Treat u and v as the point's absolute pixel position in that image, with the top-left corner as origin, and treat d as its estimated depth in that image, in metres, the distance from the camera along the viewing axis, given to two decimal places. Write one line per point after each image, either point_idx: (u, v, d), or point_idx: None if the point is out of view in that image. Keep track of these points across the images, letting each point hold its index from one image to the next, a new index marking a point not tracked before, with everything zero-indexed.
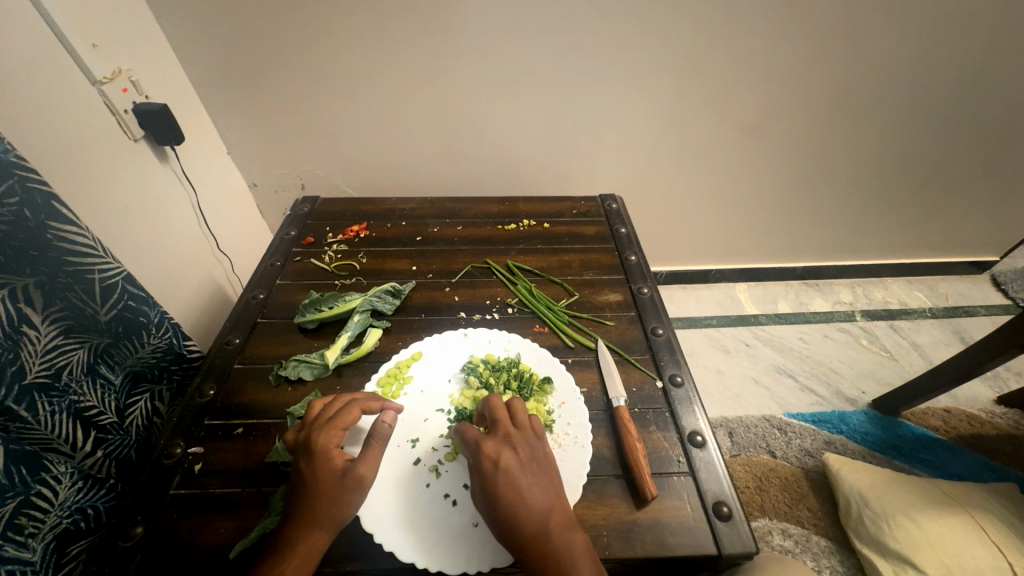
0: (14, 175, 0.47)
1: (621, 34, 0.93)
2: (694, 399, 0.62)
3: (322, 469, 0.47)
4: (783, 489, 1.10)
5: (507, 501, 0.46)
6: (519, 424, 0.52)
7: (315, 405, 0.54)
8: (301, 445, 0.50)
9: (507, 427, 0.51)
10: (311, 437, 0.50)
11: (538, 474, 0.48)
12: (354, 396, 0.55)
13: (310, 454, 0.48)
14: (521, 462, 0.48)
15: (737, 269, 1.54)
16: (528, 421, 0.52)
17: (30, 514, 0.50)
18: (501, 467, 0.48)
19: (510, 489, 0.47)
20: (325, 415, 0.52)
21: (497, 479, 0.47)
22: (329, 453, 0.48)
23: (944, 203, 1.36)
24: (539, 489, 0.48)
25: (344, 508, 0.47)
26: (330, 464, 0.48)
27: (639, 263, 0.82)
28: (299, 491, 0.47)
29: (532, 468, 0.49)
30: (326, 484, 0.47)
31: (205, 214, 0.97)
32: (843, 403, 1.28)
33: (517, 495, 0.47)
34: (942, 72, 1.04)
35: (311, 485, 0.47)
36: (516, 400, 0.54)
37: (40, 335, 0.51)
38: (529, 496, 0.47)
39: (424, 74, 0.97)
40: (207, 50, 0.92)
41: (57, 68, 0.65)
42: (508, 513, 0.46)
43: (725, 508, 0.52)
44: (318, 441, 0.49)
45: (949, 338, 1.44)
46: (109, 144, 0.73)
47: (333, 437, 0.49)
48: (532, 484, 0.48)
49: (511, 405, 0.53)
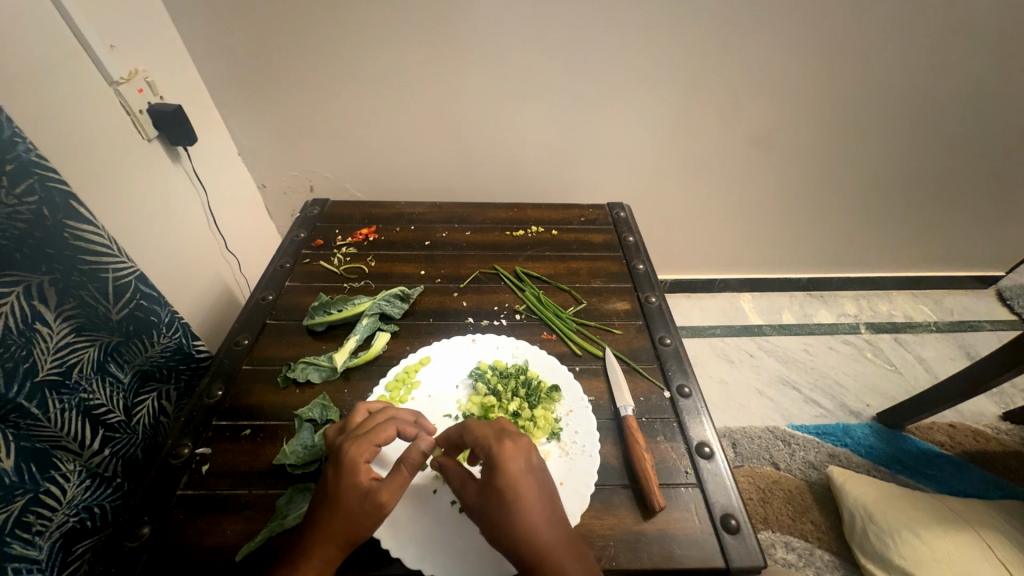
0: (34, 174, 0.47)
1: (630, 44, 0.94)
2: (702, 410, 0.62)
3: (347, 483, 0.47)
4: (786, 502, 1.09)
5: (508, 500, 0.45)
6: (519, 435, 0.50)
7: (359, 413, 0.54)
8: (334, 452, 0.50)
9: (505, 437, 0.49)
10: (344, 447, 0.49)
11: (539, 480, 0.47)
12: (395, 412, 0.53)
13: (338, 464, 0.48)
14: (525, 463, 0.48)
15: (742, 278, 1.54)
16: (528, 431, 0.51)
17: (38, 512, 0.50)
18: (507, 467, 0.46)
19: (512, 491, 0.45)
20: (364, 427, 0.51)
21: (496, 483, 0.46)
22: (355, 468, 0.48)
23: (950, 218, 1.36)
24: (541, 493, 0.47)
25: (360, 528, 0.46)
26: (355, 480, 0.47)
27: (647, 272, 0.82)
28: (323, 501, 0.47)
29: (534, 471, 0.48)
30: (348, 500, 0.46)
31: (214, 214, 0.97)
32: (847, 415, 1.27)
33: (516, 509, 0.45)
34: (948, 88, 1.05)
35: (334, 497, 0.47)
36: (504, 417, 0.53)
37: (53, 332, 0.51)
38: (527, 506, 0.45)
39: (435, 79, 0.98)
40: (221, 53, 0.93)
41: (74, 67, 0.65)
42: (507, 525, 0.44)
43: (733, 521, 0.52)
44: (349, 453, 0.48)
45: (954, 353, 1.43)
46: (122, 142, 0.73)
47: (364, 452, 0.48)
48: (536, 483, 0.47)
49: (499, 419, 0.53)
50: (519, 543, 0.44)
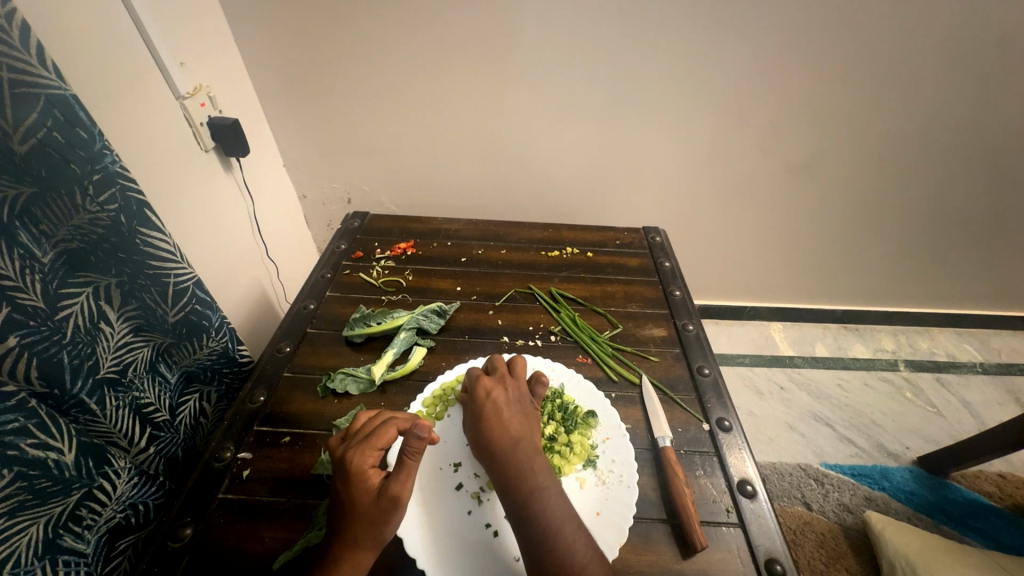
0: (116, 184, 0.51)
1: (671, 72, 0.96)
2: (743, 444, 0.60)
3: (359, 489, 0.47)
4: (819, 546, 1.04)
5: (493, 413, 0.56)
6: (515, 373, 0.61)
7: (358, 418, 0.54)
8: (338, 462, 0.50)
9: (503, 372, 0.61)
10: (347, 455, 0.49)
11: (518, 410, 0.57)
12: (392, 414, 0.54)
13: (346, 474, 0.48)
14: (507, 392, 0.58)
15: (773, 307, 1.50)
16: (524, 372, 0.61)
17: (90, 506, 0.51)
18: (496, 392, 0.58)
19: (488, 409, 0.56)
20: (363, 432, 0.52)
21: (476, 398, 0.58)
22: (364, 472, 0.48)
23: (997, 257, 1.31)
24: (523, 416, 0.57)
25: (383, 528, 0.47)
26: (367, 485, 0.48)
27: (683, 298, 0.81)
28: (339, 510, 0.48)
29: (515, 400, 0.58)
30: (363, 503, 0.47)
31: (258, 222, 1.01)
32: (885, 457, 1.21)
33: (499, 421, 0.55)
34: (997, 124, 1.02)
35: (348, 506, 0.47)
36: (517, 358, 0.64)
37: (114, 332, 0.54)
38: (508, 421, 0.55)
39: (479, 100, 1.01)
40: (277, 71, 0.98)
41: (148, 81, 0.70)
42: (489, 431, 0.54)
43: (778, 566, 0.50)
44: (354, 461, 0.49)
45: (1002, 397, 1.35)
46: (185, 152, 0.78)
47: (369, 457, 0.49)
48: (519, 408, 0.57)
49: (511, 360, 0.64)
50: (497, 444, 0.53)
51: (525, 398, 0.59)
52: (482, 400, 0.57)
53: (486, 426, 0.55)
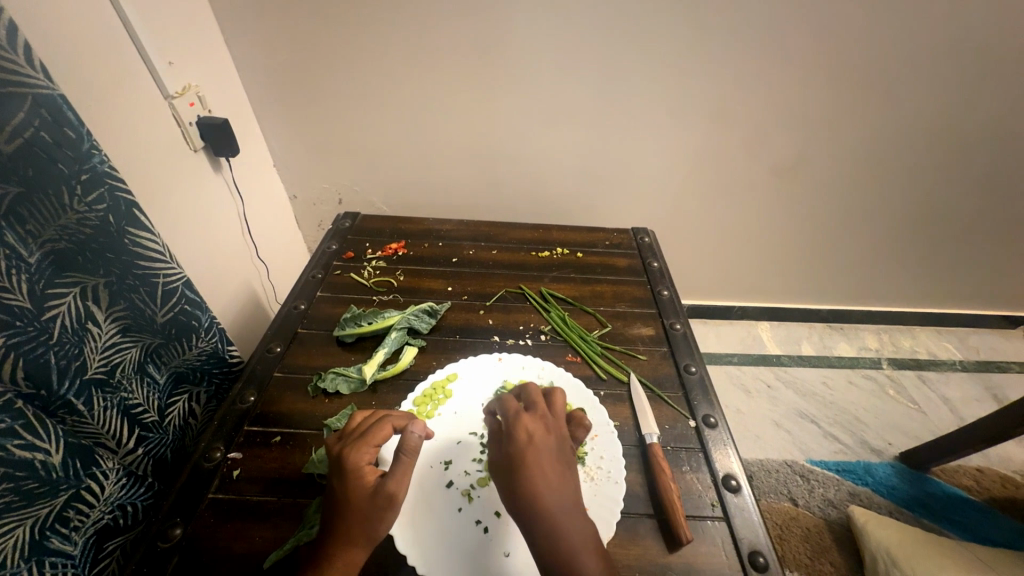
0: (105, 184, 0.50)
1: (659, 75, 0.97)
2: (728, 441, 0.62)
3: (354, 486, 0.48)
4: (805, 541, 1.06)
5: (534, 460, 0.48)
6: (555, 410, 0.53)
7: (354, 417, 0.55)
8: (334, 460, 0.50)
9: (543, 408, 0.53)
10: (343, 453, 0.50)
11: (561, 459, 0.49)
12: (387, 413, 0.55)
13: (342, 470, 0.49)
14: (548, 437, 0.50)
15: (760, 307, 1.52)
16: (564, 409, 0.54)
17: (77, 507, 0.51)
18: (537, 437, 0.50)
19: (529, 460, 0.48)
20: (359, 431, 0.52)
21: (513, 440, 0.50)
22: (360, 469, 0.49)
23: (975, 257, 1.35)
24: (563, 463, 0.49)
25: (377, 527, 0.47)
26: (362, 481, 0.48)
27: (671, 298, 0.83)
28: (333, 507, 0.48)
29: (556, 446, 0.50)
30: (357, 500, 0.47)
31: (248, 222, 1.00)
32: (868, 453, 1.24)
33: (540, 471, 0.47)
34: (973, 128, 1.06)
35: (343, 502, 0.48)
36: (556, 390, 0.55)
37: (102, 332, 0.54)
38: (548, 469, 0.48)
39: (470, 101, 1.02)
40: (267, 71, 0.98)
41: (136, 80, 0.69)
42: (528, 481, 0.47)
43: (761, 558, 0.51)
44: (350, 457, 0.49)
45: (980, 394, 1.39)
46: (174, 152, 0.77)
47: (365, 454, 0.50)
48: (561, 455, 0.50)
49: (548, 391, 0.56)
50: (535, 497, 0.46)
51: (567, 444, 0.51)
52: (522, 447, 0.49)
53: (526, 476, 0.47)
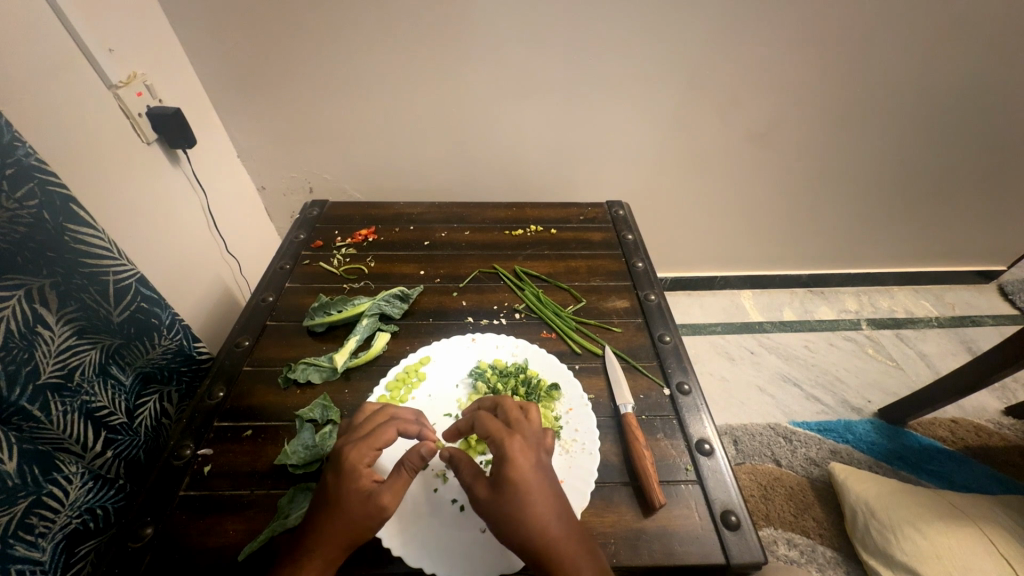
0: (34, 178, 0.47)
1: (628, 42, 0.94)
2: (702, 406, 0.62)
3: (349, 487, 0.46)
4: (788, 498, 1.09)
5: (522, 491, 0.45)
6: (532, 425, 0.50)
7: (364, 412, 0.54)
8: (336, 453, 0.49)
9: (522, 427, 0.49)
10: (345, 449, 0.48)
11: (548, 482, 0.47)
12: (394, 413, 0.52)
13: (341, 468, 0.47)
14: (528, 455, 0.47)
15: (742, 276, 1.53)
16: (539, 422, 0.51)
17: (41, 514, 0.50)
18: (520, 464, 0.46)
19: (506, 488, 0.45)
20: (364, 429, 0.50)
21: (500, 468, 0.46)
22: (358, 471, 0.47)
23: (950, 214, 1.36)
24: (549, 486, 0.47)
25: (363, 531, 0.46)
26: (357, 485, 0.46)
27: (646, 270, 0.82)
28: (324, 506, 0.46)
29: (538, 465, 0.47)
30: (351, 502, 0.46)
31: (213, 216, 0.97)
32: (849, 412, 1.27)
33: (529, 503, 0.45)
34: (945, 84, 1.05)
35: (335, 501, 0.46)
36: (531, 406, 0.53)
37: (55, 335, 0.51)
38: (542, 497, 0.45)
39: (436, 79, 0.98)
40: (220, 57, 0.93)
41: (72, 69, 0.65)
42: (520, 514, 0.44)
43: (733, 517, 0.52)
44: (351, 457, 0.47)
45: (955, 348, 1.43)
46: (124, 146, 0.74)
47: (366, 455, 0.48)
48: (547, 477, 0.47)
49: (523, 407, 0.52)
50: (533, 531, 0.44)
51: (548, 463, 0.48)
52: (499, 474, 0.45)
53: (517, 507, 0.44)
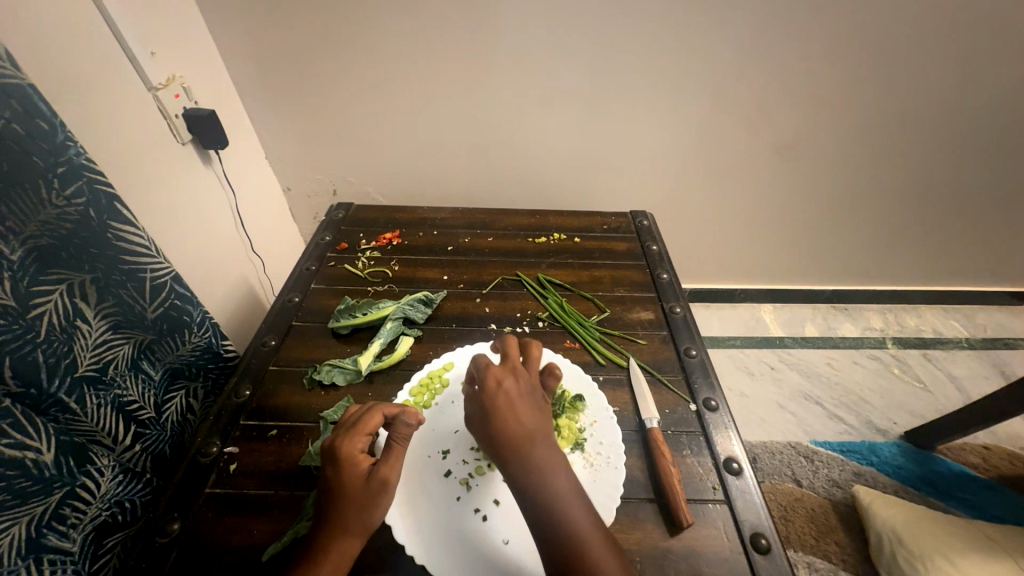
0: (83, 177, 0.49)
1: (657, 52, 0.94)
2: (730, 424, 0.61)
3: (349, 475, 0.47)
4: (809, 521, 1.06)
5: (505, 412, 0.49)
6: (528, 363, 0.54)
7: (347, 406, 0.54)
8: (327, 450, 0.49)
9: (515, 361, 0.53)
10: (335, 442, 0.49)
11: (533, 409, 0.50)
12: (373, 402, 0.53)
13: (335, 459, 0.47)
14: (515, 385, 0.51)
15: (763, 289, 1.50)
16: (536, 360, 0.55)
17: (73, 505, 0.51)
18: (504, 390, 0.50)
19: (489, 408, 0.49)
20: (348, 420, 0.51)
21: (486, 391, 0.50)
22: (354, 458, 0.48)
23: (984, 233, 1.32)
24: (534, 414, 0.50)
25: (374, 514, 0.47)
26: (357, 470, 0.47)
27: (671, 281, 0.81)
28: (329, 499, 0.46)
29: (525, 394, 0.51)
30: (355, 489, 0.46)
31: (241, 216, 0.99)
32: (874, 433, 1.23)
33: (510, 423, 0.48)
34: (982, 99, 1.02)
35: (339, 492, 0.46)
36: (533, 343, 0.57)
37: (92, 329, 0.53)
38: (523, 420, 0.49)
39: (463, 86, 0.99)
40: (255, 61, 0.95)
41: (117, 71, 0.67)
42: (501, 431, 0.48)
43: (763, 540, 0.51)
44: (343, 447, 0.48)
45: (987, 372, 1.38)
46: (161, 146, 0.75)
47: (358, 443, 0.48)
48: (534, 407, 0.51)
49: (524, 345, 0.57)
50: (514, 449, 0.47)
51: (537, 394, 0.52)
52: (493, 391, 0.50)
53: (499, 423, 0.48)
